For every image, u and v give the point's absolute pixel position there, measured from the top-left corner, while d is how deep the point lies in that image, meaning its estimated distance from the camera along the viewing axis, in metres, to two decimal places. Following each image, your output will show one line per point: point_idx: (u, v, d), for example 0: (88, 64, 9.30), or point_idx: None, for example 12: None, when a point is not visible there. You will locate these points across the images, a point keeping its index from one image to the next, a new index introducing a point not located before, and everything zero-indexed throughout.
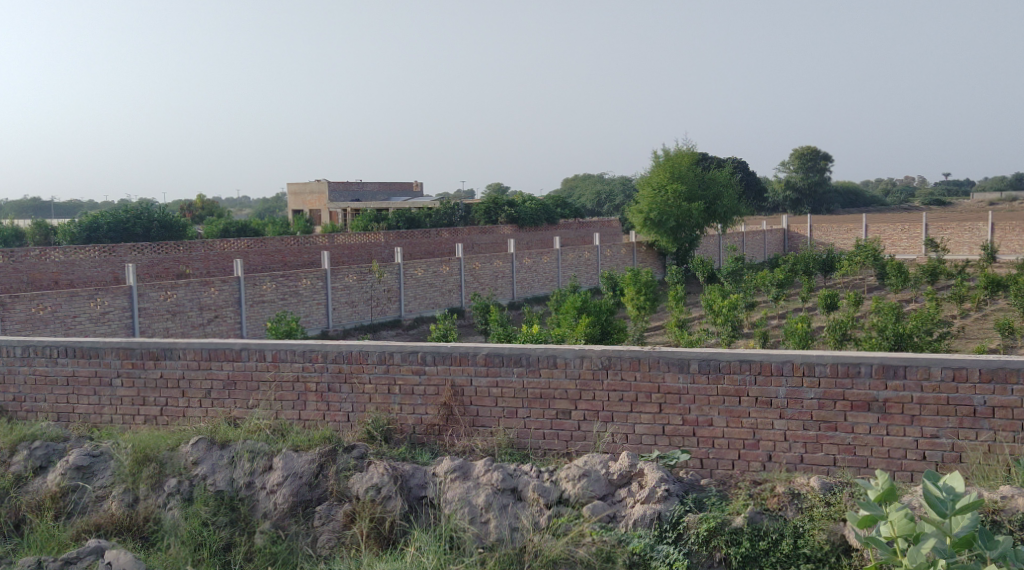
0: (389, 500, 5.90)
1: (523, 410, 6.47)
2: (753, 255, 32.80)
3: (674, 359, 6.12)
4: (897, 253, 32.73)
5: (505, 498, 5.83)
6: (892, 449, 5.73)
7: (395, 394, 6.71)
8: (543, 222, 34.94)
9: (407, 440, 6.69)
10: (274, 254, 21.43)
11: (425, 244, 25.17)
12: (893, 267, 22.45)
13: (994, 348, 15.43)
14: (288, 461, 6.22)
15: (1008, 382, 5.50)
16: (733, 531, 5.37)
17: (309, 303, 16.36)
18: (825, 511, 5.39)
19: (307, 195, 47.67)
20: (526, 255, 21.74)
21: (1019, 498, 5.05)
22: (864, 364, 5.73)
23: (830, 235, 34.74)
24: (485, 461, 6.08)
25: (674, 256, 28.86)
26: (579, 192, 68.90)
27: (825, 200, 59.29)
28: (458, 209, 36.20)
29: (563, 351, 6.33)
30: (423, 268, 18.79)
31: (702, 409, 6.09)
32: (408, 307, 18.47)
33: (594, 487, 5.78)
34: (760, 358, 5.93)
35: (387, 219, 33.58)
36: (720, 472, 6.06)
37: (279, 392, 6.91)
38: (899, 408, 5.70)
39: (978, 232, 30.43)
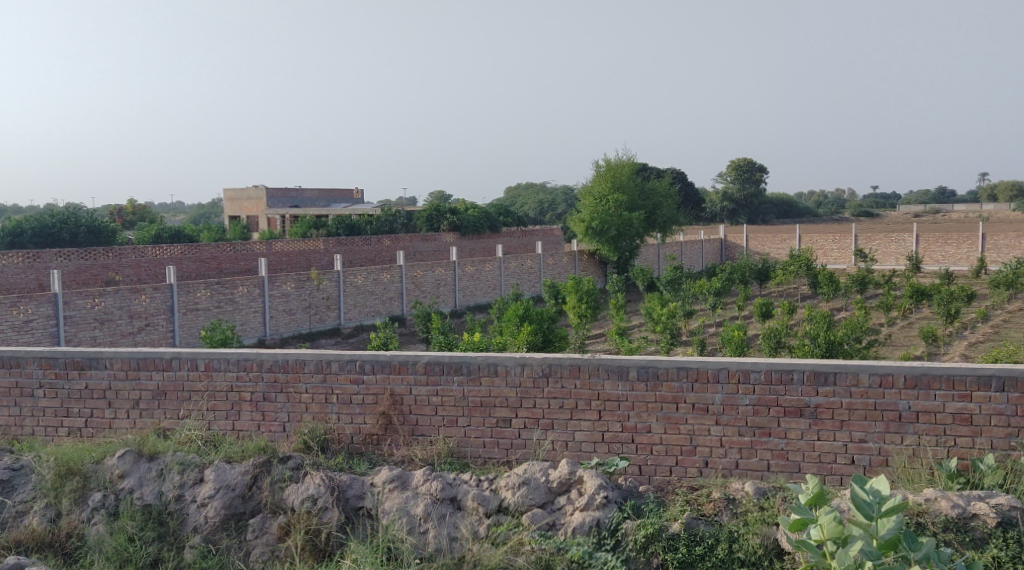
0: (325, 511, 5.81)
1: (463, 419, 6.43)
2: (692, 264, 33.29)
3: (612, 366, 6.17)
4: (829, 263, 33.49)
5: (443, 507, 5.79)
6: (823, 453, 5.84)
7: (333, 403, 6.63)
8: (485, 230, 34.96)
9: (345, 450, 6.59)
10: (209, 261, 21.04)
11: (365, 252, 24.95)
12: (825, 276, 22.97)
13: (919, 355, 15.91)
14: (220, 473, 6.09)
15: (931, 387, 5.65)
16: (670, 537, 5.42)
17: (245, 311, 16.08)
18: (758, 515, 5.47)
19: (244, 201, 46.93)
20: (468, 263, 21.70)
21: (941, 500, 5.20)
22: (796, 371, 5.85)
23: (765, 245, 35.44)
24: (424, 470, 6.03)
25: (615, 265, 28.92)
26: (522, 201, 69.18)
27: (761, 211, 60.53)
28: (399, 217, 35.99)
29: (504, 359, 6.32)
30: (363, 276, 18.64)
31: (641, 416, 6.14)
32: (348, 315, 18.28)
33: (534, 495, 5.77)
34: (696, 365, 6.01)
35: (327, 226, 33.20)
36: (658, 478, 6.12)
37: (212, 402, 6.78)
38: (829, 414, 5.82)
39: (905, 243, 31.34)
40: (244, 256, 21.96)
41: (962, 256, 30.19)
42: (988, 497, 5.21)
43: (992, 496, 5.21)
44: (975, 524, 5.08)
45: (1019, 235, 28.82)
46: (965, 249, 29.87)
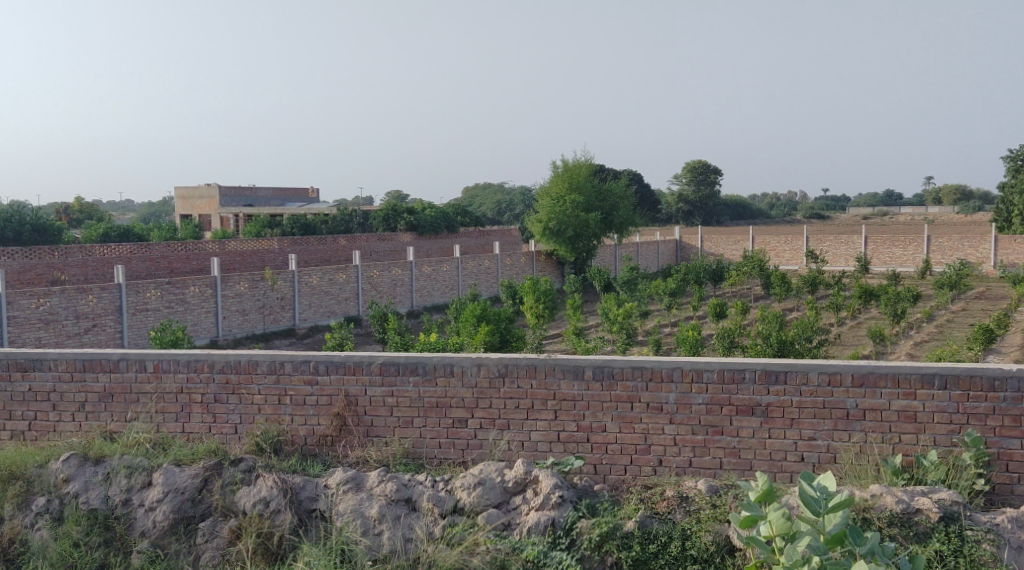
0: (278, 514, 5.75)
1: (419, 420, 6.41)
2: (648, 265, 33.55)
3: (569, 367, 6.19)
4: (781, 264, 33.98)
5: (398, 508, 5.77)
6: (773, 452, 5.93)
7: (286, 404, 6.56)
8: (442, 230, 34.90)
9: (298, 452, 6.54)
10: (159, 260, 20.71)
11: (320, 251, 24.74)
12: (777, 277, 23.32)
13: (868, 354, 16.24)
14: (168, 476, 6.00)
15: (877, 385, 5.77)
16: (624, 535, 5.47)
17: (197, 311, 15.85)
18: (711, 513, 5.53)
19: (196, 200, 46.29)
20: (425, 263, 21.64)
21: (887, 495, 5.30)
22: (748, 370, 5.93)
23: (719, 246, 35.84)
24: (379, 472, 6.00)
25: (572, 265, 29.08)
26: (479, 201, 69.15)
27: (715, 213, 61.25)
28: (355, 217, 35.76)
29: (460, 359, 6.31)
30: (318, 276, 18.49)
31: (596, 415, 6.18)
32: (303, 315, 18.11)
33: (489, 495, 5.77)
34: (651, 365, 6.07)
35: (282, 226, 32.84)
36: (613, 477, 6.16)
37: (161, 404, 6.68)
38: (780, 412, 5.91)
39: (854, 245, 31.93)
40: (195, 255, 21.64)
41: (909, 258, 30.91)
42: (931, 492, 5.34)
43: (935, 491, 5.34)
44: (919, 519, 5.20)
45: (963, 238, 29.60)
46: (911, 251, 30.65)
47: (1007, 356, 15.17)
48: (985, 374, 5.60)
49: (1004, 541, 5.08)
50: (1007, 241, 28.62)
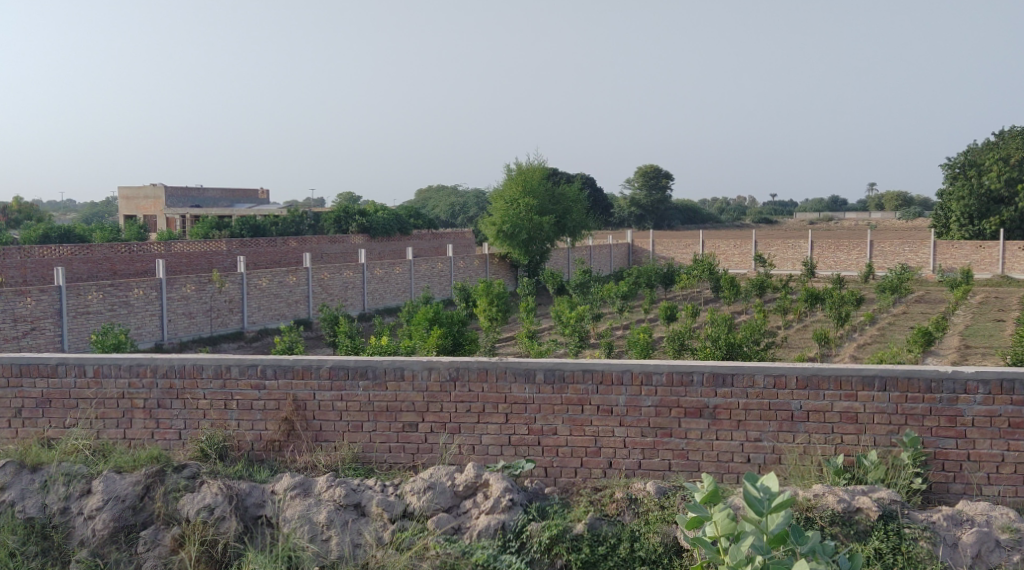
0: (223, 521, 5.67)
1: (368, 424, 6.37)
2: (600, 269, 33.72)
3: (519, 370, 6.20)
4: (730, 268, 34.37)
5: (346, 514, 5.72)
6: (721, 452, 6.00)
7: (232, 409, 6.47)
8: (394, 232, 34.72)
9: (245, 458, 6.45)
10: (102, 262, 20.28)
11: (270, 254, 24.46)
12: (726, 281, 23.61)
13: (813, 357, 16.52)
14: (109, 484, 5.88)
15: (820, 387, 5.87)
16: (573, 538, 5.49)
17: (141, 314, 15.56)
18: (659, 515, 5.58)
19: (140, 201, 45.40)
20: (377, 265, 21.50)
21: (829, 495, 5.40)
22: (696, 373, 6.00)
23: (671, 249, 36.20)
24: (327, 477, 5.95)
25: (526, 268, 29.12)
26: (433, 204, 68.93)
27: (666, 217, 61.84)
28: (306, 218, 35.41)
29: (410, 362, 6.29)
30: (267, 278, 18.26)
31: (547, 418, 6.20)
32: (251, 318, 17.87)
33: (439, 499, 5.75)
34: (601, 367, 6.11)
35: (230, 227, 32.34)
36: (563, 480, 6.18)
37: (101, 410, 6.54)
38: (727, 414, 5.99)
39: (801, 249, 32.47)
40: (140, 257, 21.23)
41: (853, 262, 31.57)
42: (871, 491, 5.45)
43: (875, 491, 5.45)
44: (859, 517, 5.32)
45: (904, 243, 30.34)
46: (855, 256, 31.27)
47: (945, 358, 15.57)
48: (921, 375, 5.74)
49: (940, 538, 5.20)
50: (945, 246, 29.41)
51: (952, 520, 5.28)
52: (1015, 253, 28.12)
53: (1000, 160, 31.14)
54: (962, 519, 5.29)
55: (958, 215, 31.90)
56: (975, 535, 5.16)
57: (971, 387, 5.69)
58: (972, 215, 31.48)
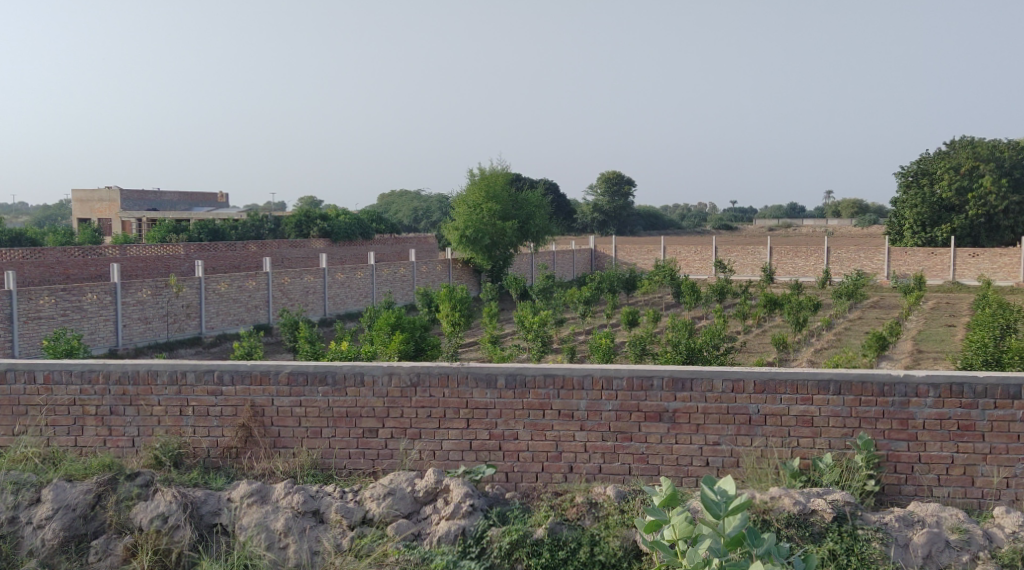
0: (177, 529, 5.59)
1: (328, 430, 6.31)
2: (563, 274, 33.81)
3: (481, 375, 6.18)
4: (690, 273, 34.60)
5: (304, 520, 5.66)
6: (680, 456, 6.05)
7: (188, 415, 6.38)
8: (356, 236, 34.52)
9: (200, 464, 6.35)
10: (55, 267, 19.90)
11: (229, 258, 24.17)
12: (687, 286, 23.80)
13: (772, 361, 16.69)
14: (58, 493, 5.76)
15: (777, 391, 5.94)
16: (534, 543, 5.49)
17: (94, 319, 15.29)
18: (618, 519, 5.60)
19: (95, 204, 44.59)
20: (338, 270, 21.36)
21: (785, 498, 5.46)
22: (656, 377, 6.03)
23: (633, 255, 36.38)
24: (285, 483, 5.88)
25: (489, 273, 29.07)
26: (395, 209, 68.63)
27: (628, 222, 62.25)
28: (266, 222, 35.06)
29: (370, 367, 6.25)
30: (226, 282, 18.02)
31: (508, 423, 6.19)
32: (210, 323, 17.64)
33: (399, 505, 5.71)
34: (562, 373, 6.11)
35: (188, 231, 31.90)
36: (524, 485, 6.18)
37: (51, 417, 6.41)
38: (686, 418, 6.03)
39: (760, 254, 32.84)
40: (94, 261, 20.87)
41: (810, 268, 31.98)
42: (826, 493, 5.52)
43: (829, 492, 5.52)
44: (814, 519, 5.38)
45: (860, 250, 30.82)
46: (812, 262, 31.71)
47: (899, 362, 15.86)
48: (875, 379, 5.82)
49: (892, 538, 5.28)
50: (900, 252, 29.99)
51: (904, 521, 5.36)
52: (966, 259, 29.00)
53: (951, 168, 32.03)
54: (914, 520, 5.38)
55: (910, 222, 32.45)
56: (926, 536, 5.26)
57: (921, 391, 5.79)
58: (924, 222, 32.03)
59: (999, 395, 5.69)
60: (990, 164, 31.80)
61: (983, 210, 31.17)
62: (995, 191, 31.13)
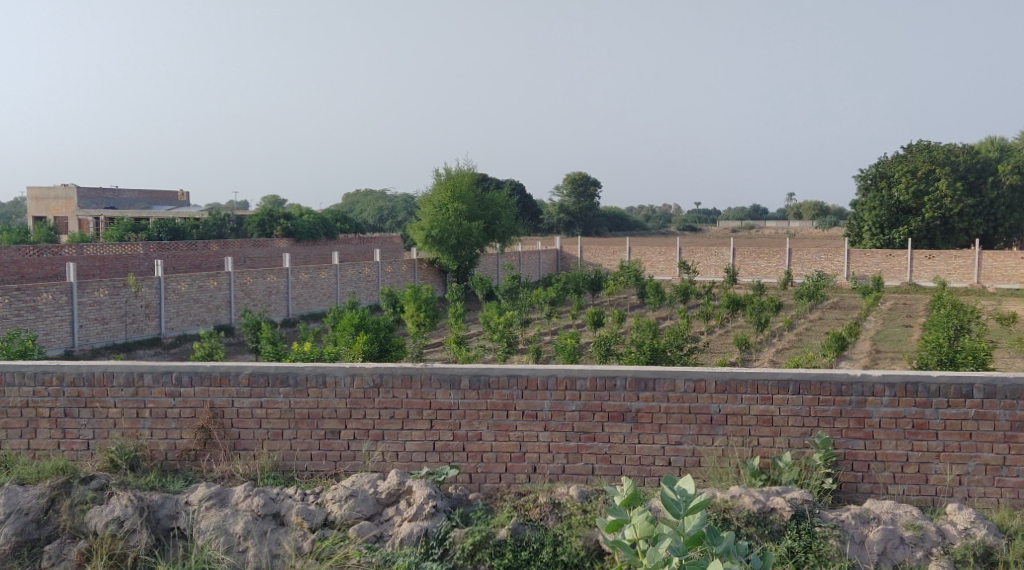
0: (133, 534, 5.50)
1: (289, 431, 6.24)
2: (529, 274, 33.83)
3: (444, 376, 6.16)
4: (656, 274, 34.76)
5: (264, 523, 5.61)
6: (642, 456, 6.07)
7: (145, 418, 6.29)
8: (319, 236, 34.26)
9: (158, 467, 6.26)
10: (9, 266, 19.52)
11: (190, 257, 23.87)
12: (652, 287, 23.95)
13: (734, 361, 16.82)
14: (11, 497, 5.65)
15: (738, 391, 5.98)
16: (497, 544, 5.48)
17: (50, 319, 15.01)
18: (581, 518, 5.60)
19: (51, 202, 43.84)
20: (302, 271, 21.16)
21: (745, 496, 5.51)
22: (618, 378, 6.05)
23: (598, 256, 36.52)
24: (245, 486, 5.82)
25: (455, 274, 28.99)
26: (359, 208, 68.27)
27: (594, 223, 62.52)
28: (228, 221, 34.68)
29: (333, 368, 6.19)
30: (187, 282, 17.78)
31: (472, 424, 6.17)
32: (169, 324, 17.40)
33: (361, 507, 5.66)
34: (526, 373, 6.11)
35: (148, 230, 31.40)
36: (488, 485, 6.15)
37: (4, 420, 6.29)
38: (649, 418, 6.05)
39: (724, 256, 33.09)
40: (49, 260, 20.51)
41: (773, 269, 32.31)
42: (784, 492, 5.58)
43: (788, 491, 5.58)
44: (773, 517, 5.43)
45: (820, 251, 31.19)
46: (774, 263, 32.04)
47: (857, 362, 16.10)
48: (833, 379, 5.89)
49: (848, 536, 5.34)
50: (859, 254, 30.44)
51: (860, 519, 5.43)
52: (922, 261, 29.52)
53: (908, 172, 32.57)
54: (869, 518, 5.45)
55: (868, 225, 32.91)
56: (881, 533, 5.33)
57: (877, 390, 5.86)
58: (882, 224, 32.59)
59: (953, 394, 5.79)
60: (945, 168, 32.39)
61: (939, 213, 31.72)
62: (950, 194, 31.67)
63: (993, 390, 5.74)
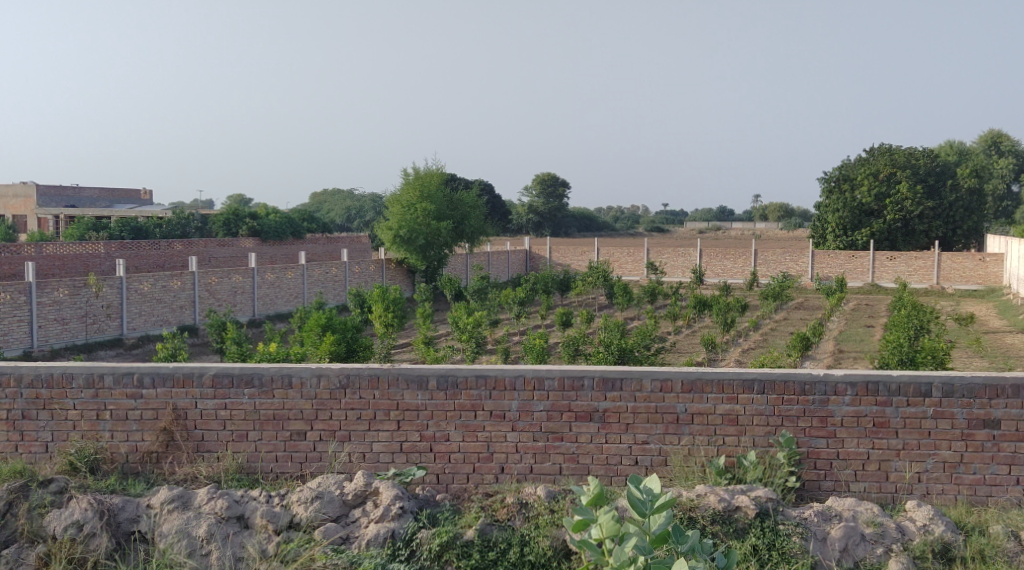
0: (93, 538, 5.42)
1: (254, 433, 6.17)
2: (498, 274, 33.83)
3: (412, 376, 6.13)
4: (624, 275, 34.87)
5: (228, 527, 5.53)
6: (609, 456, 6.08)
7: (105, 420, 6.19)
8: (286, 236, 33.99)
9: (118, 470, 6.17)
10: None
11: (153, 257, 23.56)
12: (619, 287, 24.04)
13: (700, 361, 16.94)
14: None
15: (704, 391, 6.01)
16: (463, 544, 5.46)
17: (8, 320, 14.74)
18: (549, 518, 5.60)
19: (9, 200, 43.05)
20: (267, 271, 20.97)
21: (710, 495, 5.55)
22: (586, 378, 6.06)
23: (567, 257, 36.59)
24: (208, 489, 5.75)
25: (423, 274, 28.88)
26: (326, 208, 67.88)
27: (563, 224, 62.69)
28: (192, 221, 34.30)
29: (299, 369, 6.13)
30: (149, 282, 17.54)
31: (439, 424, 6.15)
32: (131, 325, 17.15)
33: (327, 508, 5.61)
34: (494, 374, 6.09)
35: (109, 228, 30.92)
36: (455, 486, 6.13)
37: None
38: (616, 417, 6.07)
39: (691, 257, 33.30)
40: (8, 260, 20.15)
41: (738, 270, 32.55)
42: (749, 490, 5.62)
43: (752, 489, 5.62)
44: (738, 516, 5.47)
45: (785, 252, 31.51)
46: (740, 264, 32.27)
47: (821, 361, 16.28)
48: (796, 378, 5.95)
49: (811, 533, 5.39)
50: (823, 255, 30.80)
51: (822, 516, 5.49)
52: (884, 262, 29.93)
53: (870, 175, 33.03)
54: (831, 515, 5.51)
55: (832, 226, 33.32)
56: (843, 529, 5.38)
57: (840, 389, 5.93)
58: (845, 226, 33.06)
59: (912, 393, 5.87)
60: (906, 171, 32.89)
61: (900, 215, 32.21)
62: (910, 197, 32.22)
63: (950, 389, 5.83)
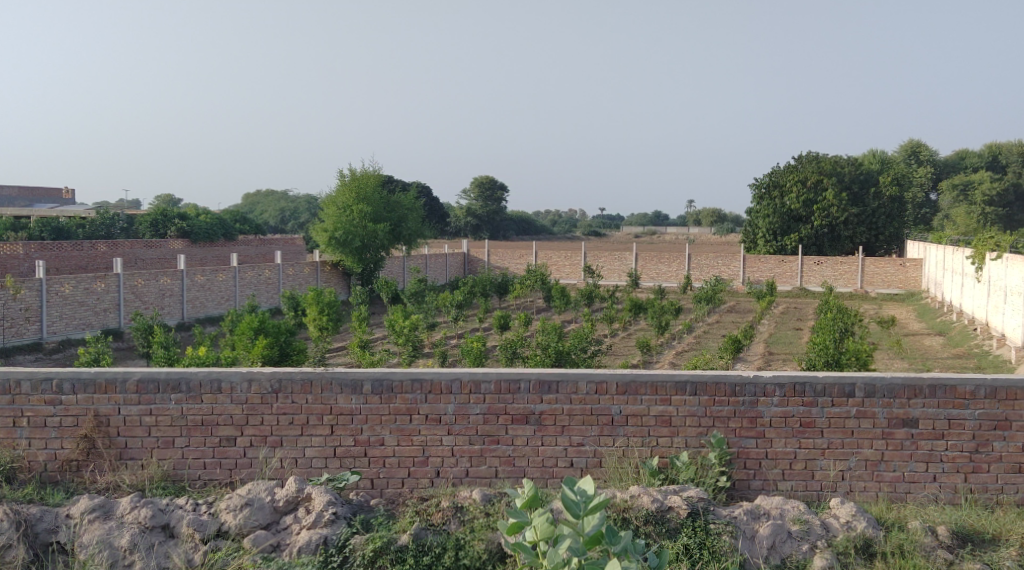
0: (8, 549, 5.21)
1: (181, 439, 6.00)
2: (435, 278, 33.68)
3: (345, 381, 6.03)
4: (560, 278, 35.02)
5: (152, 536, 5.37)
6: (545, 458, 6.08)
7: (23, 427, 5.96)
8: (216, 237, 33.29)
9: (36, 480, 5.94)
10: None
11: (76, 258, 22.85)
12: (556, 289, 24.13)
13: (636, 362, 17.14)
14: None
15: (638, 392, 6.05)
16: (398, 549, 5.36)
17: None
18: (483, 521, 5.56)
19: None
20: (198, 272, 20.49)
21: (643, 496, 5.58)
22: (522, 381, 6.04)
23: (504, 259, 36.58)
24: (131, 498, 5.56)
25: (359, 277, 28.58)
26: (259, 209, 66.83)
27: (500, 227, 62.80)
28: (118, 221, 33.38)
29: (228, 373, 5.99)
30: (71, 284, 17.00)
31: (373, 429, 6.05)
32: (51, 328, 16.59)
33: (257, 515, 5.48)
34: (430, 377, 6.04)
35: (29, 228, 29.89)
36: (390, 491, 6.04)
37: None
38: (552, 420, 6.06)
39: (626, 260, 33.62)
40: None
41: (673, 273, 32.95)
42: (681, 490, 5.66)
43: (684, 489, 5.67)
44: (670, 516, 5.51)
45: (718, 256, 32.01)
46: (674, 267, 32.67)
47: (752, 363, 16.57)
48: (727, 380, 6.01)
49: (740, 531, 5.46)
50: (754, 259, 31.39)
51: (751, 515, 5.56)
52: (812, 266, 30.67)
53: (799, 182, 33.81)
54: (760, 513, 5.58)
55: (763, 232, 34.01)
56: (770, 527, 5.45)
57: (769, 391, 6.02)
58: (775, 232, 33.68)
59: (837, 394, 5.99)
60: (833, 178, 33.75)
61: (826, 221, 33.02)
62: (837, 203, 32.99)
63: (873, 390, 5.97)
